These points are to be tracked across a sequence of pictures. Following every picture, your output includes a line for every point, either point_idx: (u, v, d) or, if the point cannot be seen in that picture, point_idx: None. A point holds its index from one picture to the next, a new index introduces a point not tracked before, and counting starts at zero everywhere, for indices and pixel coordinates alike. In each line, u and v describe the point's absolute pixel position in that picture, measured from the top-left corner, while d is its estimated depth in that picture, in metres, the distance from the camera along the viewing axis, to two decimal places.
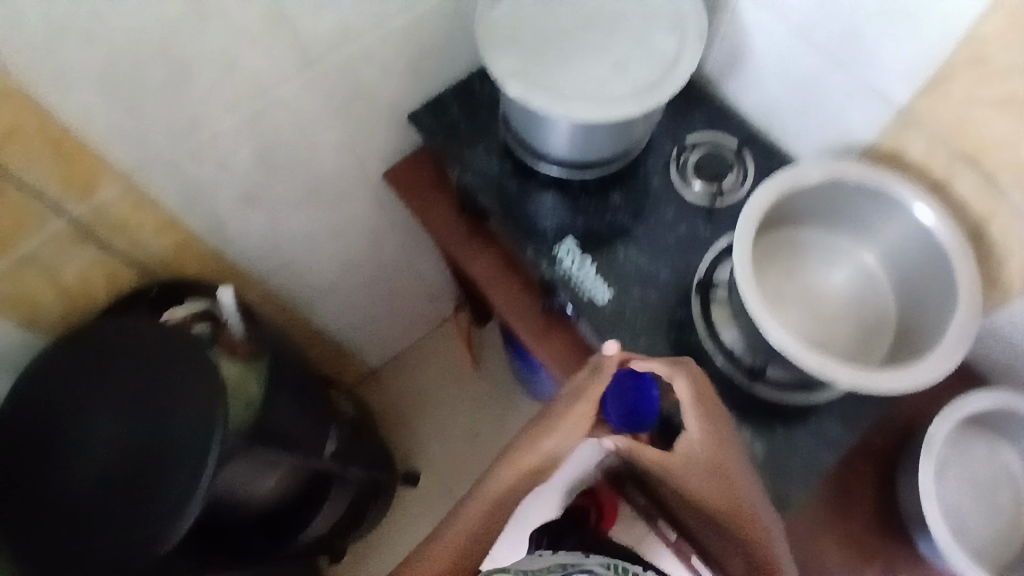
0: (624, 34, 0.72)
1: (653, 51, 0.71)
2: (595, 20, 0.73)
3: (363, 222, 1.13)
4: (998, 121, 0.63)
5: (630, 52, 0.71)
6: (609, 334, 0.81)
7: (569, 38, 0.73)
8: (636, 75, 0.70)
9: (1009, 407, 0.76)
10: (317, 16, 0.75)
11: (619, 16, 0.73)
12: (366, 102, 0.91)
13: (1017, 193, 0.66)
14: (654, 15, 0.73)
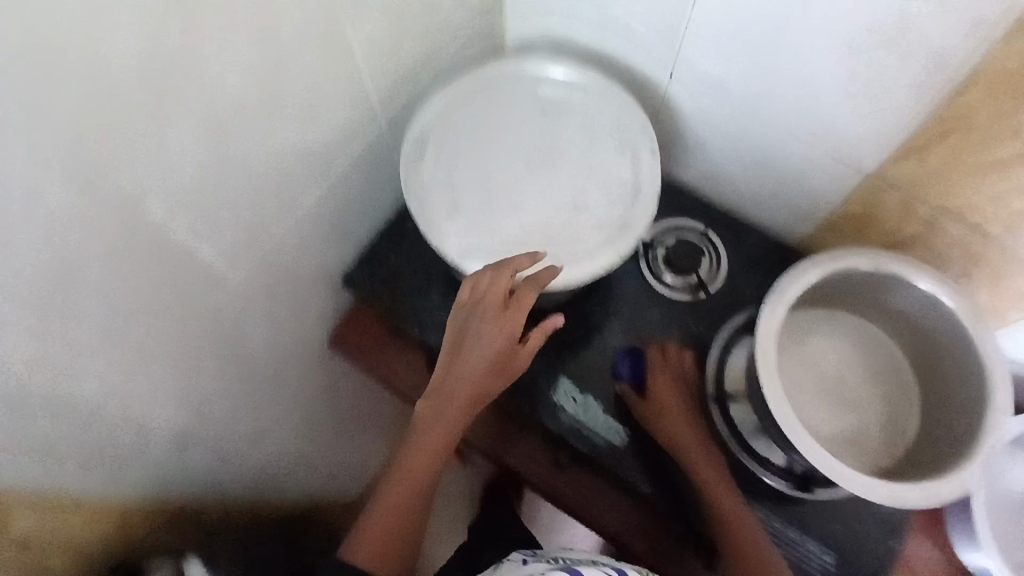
0: (571, 170, 0.67)
1: (607, 184, 0.67)
2: (536, 160, 0.68)
3: (318, 387, 1.00)
4: (982, 181, 0.59)
5: (583, 190, 0.67)
6: (641, 482, 0.74)
7: (516, 189, 0.67)
8: (597, 216, 0.65)
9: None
10: (211, 232, 0.62)
11: (560, 150, 0.68)
12: (287, 285, 0.78)
13: (1012, 240, 0.62)
14: (597, 141, 0.68)
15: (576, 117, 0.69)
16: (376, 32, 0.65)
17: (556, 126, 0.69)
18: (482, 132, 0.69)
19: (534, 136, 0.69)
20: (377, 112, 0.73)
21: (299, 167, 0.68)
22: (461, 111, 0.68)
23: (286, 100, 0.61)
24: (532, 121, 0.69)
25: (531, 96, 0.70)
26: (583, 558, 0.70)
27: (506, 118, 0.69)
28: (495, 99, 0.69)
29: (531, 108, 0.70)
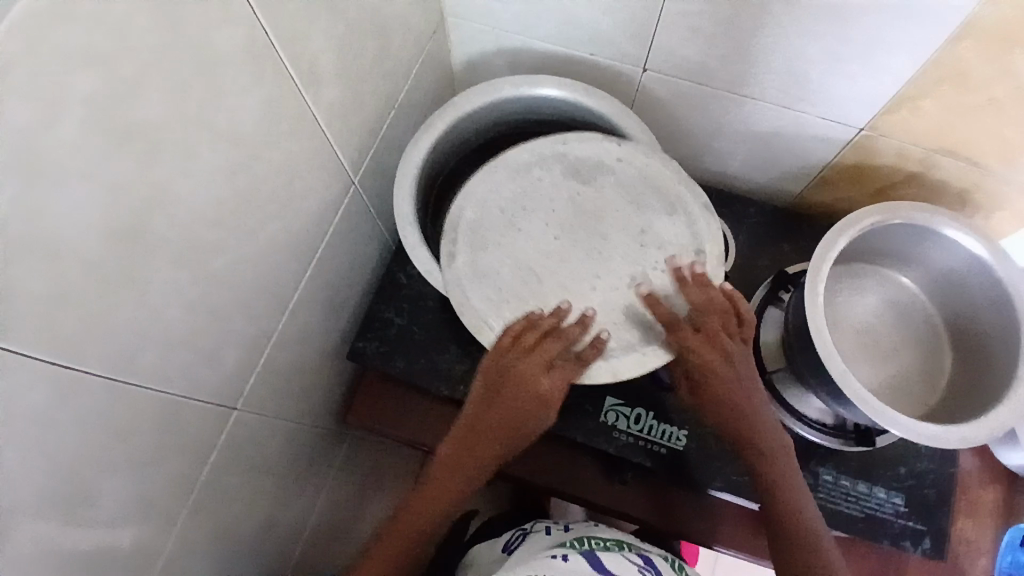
0: (621, 237, 0.63)
1: (664, 249, 0.63)
2: (581, 232, 0.64)
3: (354, 459, 0.93)
4: (975, 121, 0.60)
5: (642, 263, 0.63)
6: (711, 481, 0.72)
7: (568, 265, 0.63)
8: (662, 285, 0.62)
9: None
10: (212, 364, 0.54)
11: (605, 218, 0.64)
12: (300, 379, 0.70)
13: (1005, 168, 0.64)
14: (644, 202, 0.64)
15: (619, 181, 0.65)
16: (336, 95, 0.58)
17: (598, 192, 0.65)
18: (520, 209, 0.65)
19: (579, 206, 0.65)
20: (353, 172, 0.66)
21: (289, 259, 0.60)
22: (497, 190, 0.65)
23: (263, 200, 0.53)
24: (569, 188, 0.65)
25: (567, 162, 0.66)
26: (602, 538, 0.61)
27: (544, 190, 0.65)
28: (531, 174, 0.66)
29: (569, 178, 0.65)
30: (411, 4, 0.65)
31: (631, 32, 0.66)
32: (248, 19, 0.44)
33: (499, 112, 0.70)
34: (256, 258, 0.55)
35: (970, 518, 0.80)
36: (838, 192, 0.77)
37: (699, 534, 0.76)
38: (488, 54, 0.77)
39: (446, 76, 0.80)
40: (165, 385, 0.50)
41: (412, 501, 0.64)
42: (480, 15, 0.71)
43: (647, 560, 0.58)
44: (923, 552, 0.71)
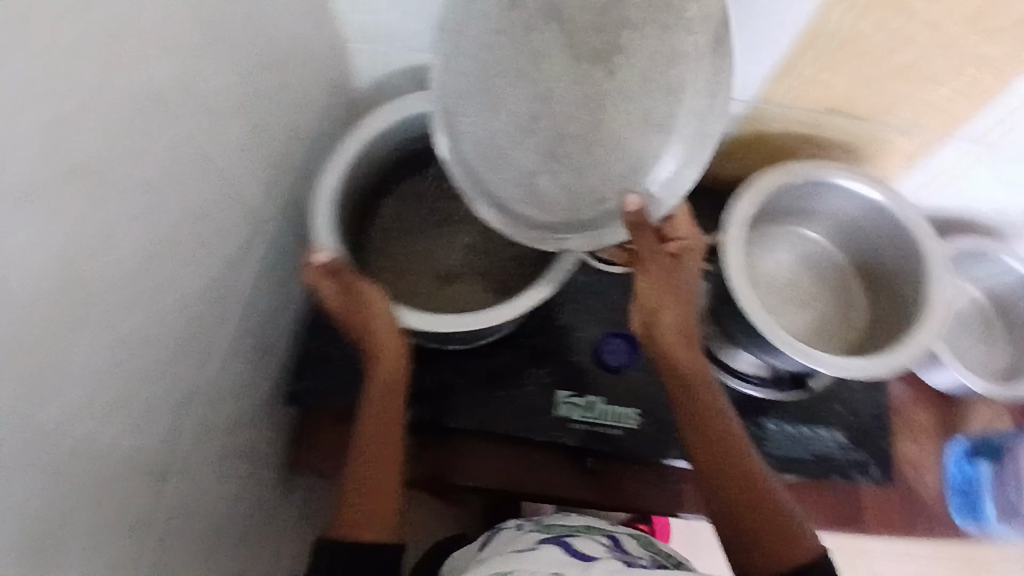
0: (535, 165, 0.63)
1: (597, 203, 0.64)
2: (479, 164, 0.65)
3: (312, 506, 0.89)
4: (851, 76, 0.66)
5: (552, 214, 0.65)
6: (671, 452, 0.73)
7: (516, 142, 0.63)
8: (587, 244, 0.64)
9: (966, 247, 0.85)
10: (146, 426, 0.51)
11: (538, 133, 0.62)
12: (241, 431, 0.67)
13: (882, 115, 0.71)
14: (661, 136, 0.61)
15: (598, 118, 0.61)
16: (238, 130, 0.56)
17: (558, 107, 0.61)
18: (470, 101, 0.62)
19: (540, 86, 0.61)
20: (267, 206, 0.64)
21: (210, 306, 0.57)
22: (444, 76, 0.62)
23: (175, 246, 0.50)
24: (600, 26, 0.58)
25: (563, 53, 0.59)
26: (573, 526, 0.60)
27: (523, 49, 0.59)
28: (523, 36, 0.59)
29: (523, 69, 0.60)
30: (304, 32, 0.64)
31: None
32: (143, 64, 0.43)
33: (406, 130, 0.68)
34: (176, 307, 0.52)
35: (911, 442, 0.85)
36: (742, 161, 0.82)
37: (667, 506, 0.78)
38: (388, 73, 0.77)
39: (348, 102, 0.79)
40: (99, 456, 0.46)
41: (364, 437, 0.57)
42: (375, 35, 0.71)
43: (615, 538, 0.57)
44: (875, 480, 0.75)
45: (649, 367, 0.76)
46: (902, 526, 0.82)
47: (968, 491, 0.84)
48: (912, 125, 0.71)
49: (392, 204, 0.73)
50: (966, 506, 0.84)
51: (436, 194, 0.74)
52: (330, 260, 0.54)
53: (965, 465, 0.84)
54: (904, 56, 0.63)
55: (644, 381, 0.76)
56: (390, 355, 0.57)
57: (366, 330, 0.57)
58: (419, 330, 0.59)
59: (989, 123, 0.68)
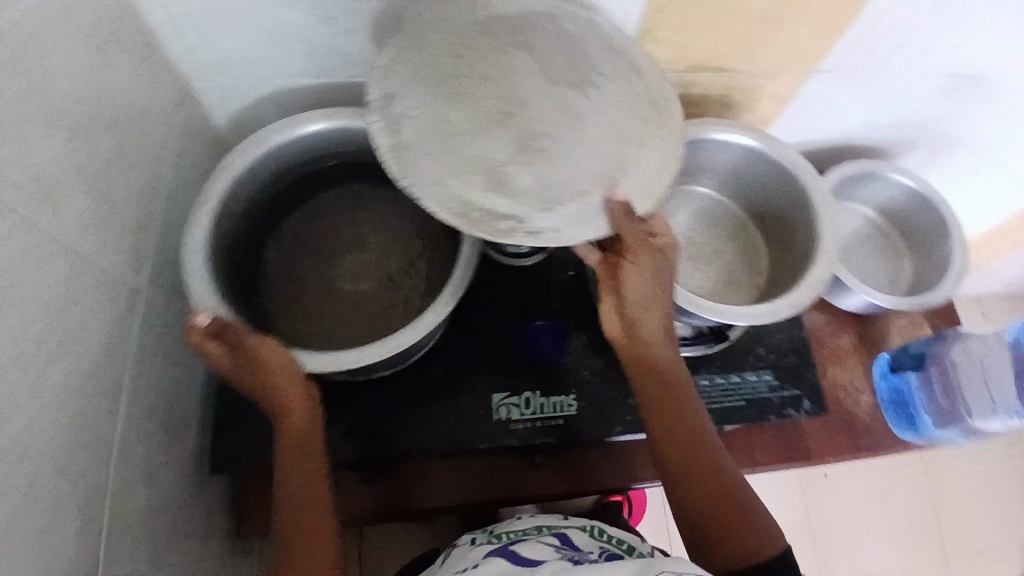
0: (504, 157, 0.53)
1: (576, 197, 0.53)
2: (424, 150, 0.53)
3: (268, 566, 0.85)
4: (708, 32, 0.67)
5: (522, 203, 0.53)
6: (614, 429, 0.74)
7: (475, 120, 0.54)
8: (564, 236, 0.52)
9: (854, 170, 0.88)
10: (46, 542, 0.47)
11: (505, 128, 0.54)
12: (166, 514, 0.62)
13: (745, 64, 0.72)
14: (645, 149, 0.57)
15: (577, 121, 0.56)
16: (84, 203, 0.52)
17: (533, 112, 0.55)
18: (418, 87, 0.55)
19: (514, 93, 0.55)
20: (136, 277, 0.59)
21: (93, 395, 0.53)
22: (392, 65, 0.56)
23: (37, 347, 0.46)
24: (571, 54, 0.59)
25: (537, 71, 0.57)
26: (522, 530, 0.61)
27: (491, 59, 0.57)
28: (486, 58, 0.57)
29: (490, 77, 0.56)
30: (139, 85, 0.59)
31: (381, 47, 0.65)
32: None
33: (277, 164, 0.65)
34: (53, 411, 0.48)
35: (838, 367, 0.89)
36: None
37: (621, 480, 0.78)
38: (248, 110, 0.73)
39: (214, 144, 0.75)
40: None
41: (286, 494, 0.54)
42: (223, 73, 0.67)
43: (562, 536, 0.59)
44: (808, 413, 0.78)
45: (576, 352, 0.76)
46: (846, 449, 0.86)
47: (901, 401, 0.88)
48: (777, 69, 0.73)
49: (280, 242, 0.69)
50: (902, 414, 0.88)
51: (324, 223, 0.71)
52: (213, 319, 0.51)
53: (891, 376, 0.89)
54: (752, 5, 0.64)
55: (574, 366, 0.76)
56: (299, 409, 0.55)
57: (264, 384, 0.54)
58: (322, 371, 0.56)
59: (848, 52, 0.71)
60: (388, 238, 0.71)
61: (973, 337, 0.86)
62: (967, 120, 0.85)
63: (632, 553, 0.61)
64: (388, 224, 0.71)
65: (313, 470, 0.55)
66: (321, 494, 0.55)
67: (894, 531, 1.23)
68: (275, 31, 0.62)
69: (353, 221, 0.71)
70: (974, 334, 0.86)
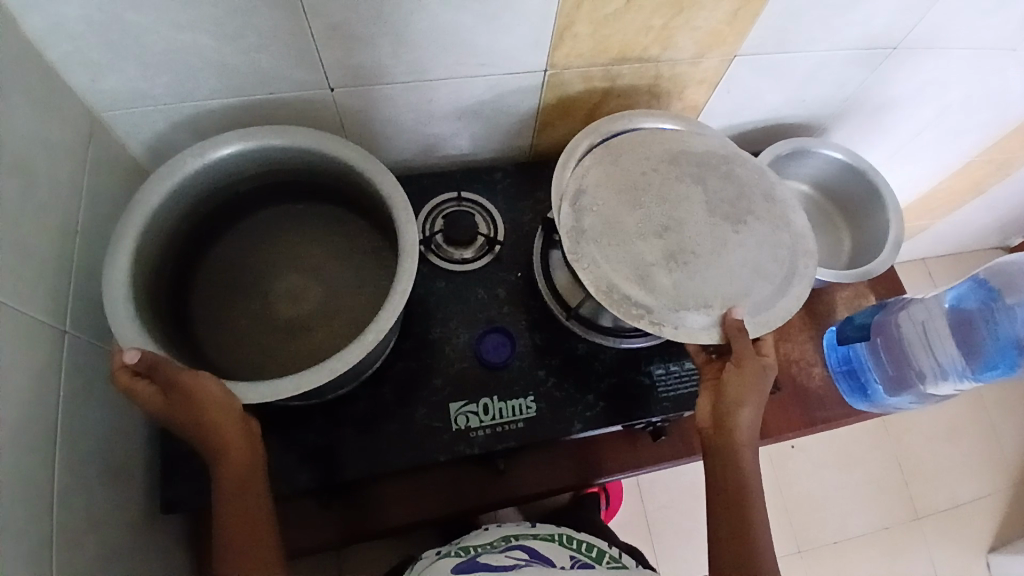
0: (656, 259, 0.66)
1: (701, 308, 0.64)
2: (595, 235, 0.66)
3: None
4: (627, 24, 0.67)
5: (656, 300, 0.64)
6: (575, 425, 0.73)
7: (636, 218, 0.67)
8: (681, 336, 0.63)
9: (789, 147, 0.90)
10: None
11: (668, 237, 0.67)
12: (118, 563, 0.60)
13: (667, 53, 0.73)
14: (769, 286, 0.66)
15: (723, 246, 0.67)
16: None
17: (688, 232, 0.67)
18: (604, 186, 0.69)
19: (680, 217, 0.68)
20: (58, 322, 0.57)
21: (25, 447, 0.50)
22: (589, 167, 0.70)
23: None
24: (734, 194, 0.71)
25: (704, 206, 0.69)
26: (489, 543, 0.66)
27: (667, 189, 0.70)
28: (670, 199, 0.69)
29: (671, 209, 0.69)
30: (42, 122, 0.56)
31: (299, 61, 0.63)
32: None
33: (202, 187, 0.62)
34: None
35: (789, 342, 0.91)
36: (558, 129, 0.83)
37: (585, 476, 0.79)
38: (168, 136, 0.70)
39: (135, 174, 0.72)
40: None
41: (228, 532, 0.54)
42: (133, 100, 0.64)
43: (528, 549, 0.65)
44: None
45: (530, 353, 0.76)
46: (802, 422, 0.88)
47: (851, 370, 0.92)
48: (699, 54, 0.74)
49: (216, 266, 0.68)
50: (854, 384, 0.92)
51: (260, 249, 0.69)
52: (142, 356, 0.49)
53: (842, 348, 0.91)
54: None
55: (530, 366, 0.76)
56: (238, 446, 0.54)
57: (195, 422, 0.52)
58: (262, 403, 0.54)
59: (766, 34, 0.72)
60: (327, 256, 0.69)
61: (915, 302, 0.89)
62: (888, 89, 0.88)
63: (602, 559, 0.66)
64: (327, 243, 0.70)
65: (254, 503, 0.55)
66: (263, 526, 0.55)
67: (863, 493, 1.27)
68: (182, 52, 0.60)
69: (291, 241, 0.69)
70: (915, 299, 0.89)
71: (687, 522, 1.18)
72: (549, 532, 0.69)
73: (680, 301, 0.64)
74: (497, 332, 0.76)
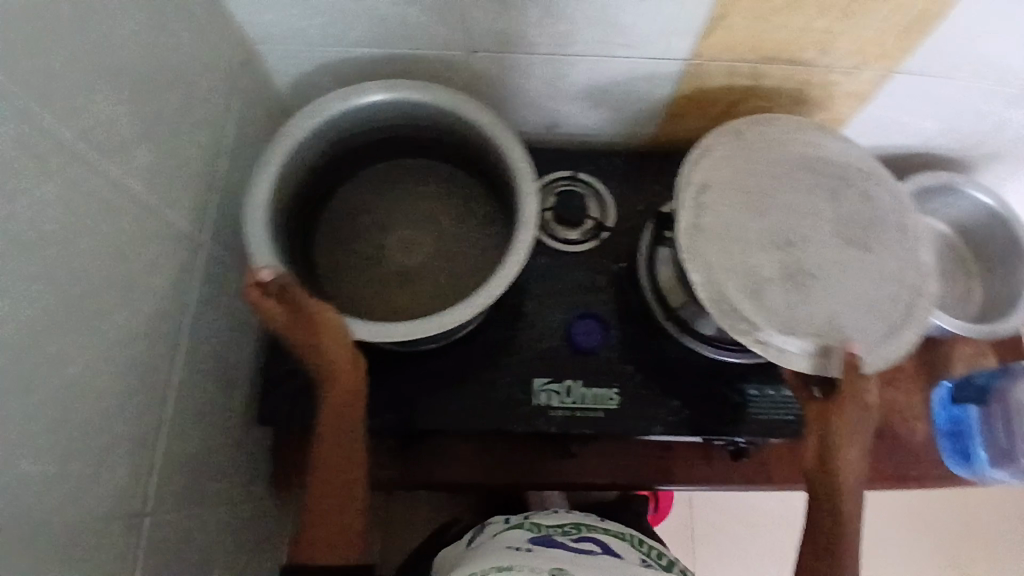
0: (770, 274, 0.63)
1: (811, 335, 0.61)
2: (712, 237, 0.63)
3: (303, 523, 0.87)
4: (784, 23, 0.64)
5: (765, 317, 0.61)
6: (655, 426, 0.72)
7: (756, 227, 0.64)
8: (785, 361, 0.60)
9: (934, 179, 0.83)
10: (102, 478, 0.49)
11: (787, 253, 0.64)
12: (213, 463, 0.65)
13: (822, 58, 0.69)
14: (883, 325, 0.62)
15: (842, 272, 0.64)
16: (150, 156, 0.53)
17: (809, 251, 0.64)
18: (729, 187, 0.66)
19: (804, 232, 0.65)
20: (198, 233, 0.61)
21: (155, 341, 0.55)
22: (716, 163, 0.67)
23: (101, 291, 0.48)
24: (867, 218, 0.67)
25: (830, 226, 0.65)
26: (562, 526, 0.68)
27: (793, 202, 0.66)
28: (794, 213, 0.66)
29: (794, 225, 0.65)
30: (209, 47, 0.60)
31: (448, 21, 0.65)
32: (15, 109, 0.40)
33: (338, 130, 0.64)
34: (111, 355, 0.50)
35: (894, 388, 0.87)
36: (688, 122, 0.81)
37: (651, 480, 0.78)
38: (312, 77, 0.74)
39: (278, 109, 0.76)
40: (50, 519, 0.44)
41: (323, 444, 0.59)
42: (291, 37, 0.67)
43: (600, 541, 0.66)
44: None
45: (622, 345, 0.75)
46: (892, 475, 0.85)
47: (958, 432, 0.86)
48: (857, 64, 0.69)
49: (339, 207, 0.71)
50: (958, 448, 0.86)
51: (380, 199, 0.71)
52: (275, 277, 0.51)
53: (953, 408, 0.86)
54: None
55: (618, 359, 0.75)
56: (346, 378, 0.57)
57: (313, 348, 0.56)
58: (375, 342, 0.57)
59: (937, 53, 0.66)
60: (441, 216, 0.71)
61: None
62: None
63: (672, 568, 0.64)
64: (444, 203, 0.71)
65: (350, 430, 0.59)
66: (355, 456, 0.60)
67: None
68: None
69: (410, 196, 0.72)
70: None
71: (744, 545, 1.13)
72: (611, 525, 0.71)
73: (791, 323, 0.61)
74: (590, 320, 0.75)
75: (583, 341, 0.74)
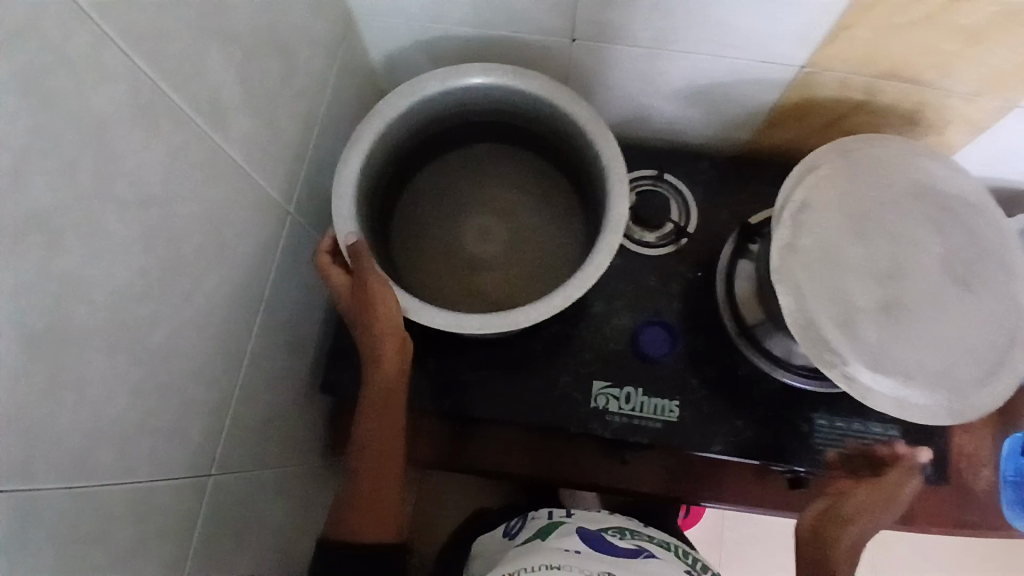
0: (866, 305, 0.60)
1: (898, 374, 0.59)
2: (807, 259, 0.60)
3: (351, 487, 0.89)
4: (913, 40, 0.59)
5: (854, 350, 0.58)
6: (714, 444, 0.70)
7: (858, 251, 0.61)
8: (869, 399, 0.58)
9: None
10: (179, 436, 0.51)
11: (888, 283, 0.60)
12: (278, 426, 0.66)
13: (946, 80, 0.64)
14: (977, 372, 0.59)
15: (943, 311, 0.60)
16: (248, 125, 0.53)
17: (912, 283, 0.60)
18: (832, 207, 0.62)
19: (908, 263, 0.61)
20: (285, 203, 0.61)
21: (237, 307, 0.56)
22: (820, 180, 0.63)
23: (194, 257, 0.49)
24: (977, 256, 0.62)
25: (937, 260, 0.61)
26: (608, 528, 0.69)
27: (901, 229, 0.62)
28: (902, 241, 0.61)
29: (901, 253, 0.61)
30: (311, 16, 0.59)
31: (552, 7, 0.62)
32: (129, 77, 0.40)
33: (430, 110, 0.63)
34: (199, 320, 0.51)
35: (965, 433, 0.82)
36: (786, 132, 0.77)
37: (698, 493, 0.77)
38: (406, 51, 0.72)
39: (369, 80, 0.75)
40: (131, 473, 0.46)
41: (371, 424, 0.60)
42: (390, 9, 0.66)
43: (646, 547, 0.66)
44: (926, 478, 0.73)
45: (688, 357, 0.73)
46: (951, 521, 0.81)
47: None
48: (986, 90, 0.64)
49: (420, 187, 0.70)
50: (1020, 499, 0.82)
51: (461, 183, 0.71)
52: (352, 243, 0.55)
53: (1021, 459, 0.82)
54: (970, 18, 0.55)
55: (683, 371, 0.73)
56: (390, 361, 0.58)
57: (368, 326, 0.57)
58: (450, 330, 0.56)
59: None
60: (521, 208, 0.70)
61: None
62: None
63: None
64: (525, 194, 0.70)
65: (394, 415, 0.60)
66: (395, 440, 0.61)
67: None
68: None
69: (491, 184, 0.71)
70: None
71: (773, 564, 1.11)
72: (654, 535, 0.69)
73: (879, 360, 0.59)
74: (658, 326, 0.74)
75: (648, 345, 0.73)
